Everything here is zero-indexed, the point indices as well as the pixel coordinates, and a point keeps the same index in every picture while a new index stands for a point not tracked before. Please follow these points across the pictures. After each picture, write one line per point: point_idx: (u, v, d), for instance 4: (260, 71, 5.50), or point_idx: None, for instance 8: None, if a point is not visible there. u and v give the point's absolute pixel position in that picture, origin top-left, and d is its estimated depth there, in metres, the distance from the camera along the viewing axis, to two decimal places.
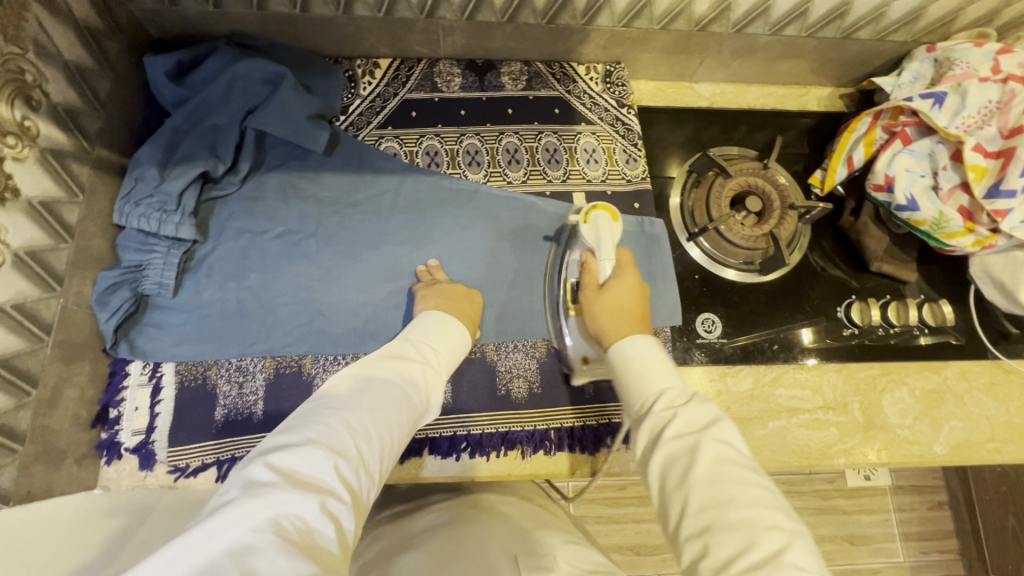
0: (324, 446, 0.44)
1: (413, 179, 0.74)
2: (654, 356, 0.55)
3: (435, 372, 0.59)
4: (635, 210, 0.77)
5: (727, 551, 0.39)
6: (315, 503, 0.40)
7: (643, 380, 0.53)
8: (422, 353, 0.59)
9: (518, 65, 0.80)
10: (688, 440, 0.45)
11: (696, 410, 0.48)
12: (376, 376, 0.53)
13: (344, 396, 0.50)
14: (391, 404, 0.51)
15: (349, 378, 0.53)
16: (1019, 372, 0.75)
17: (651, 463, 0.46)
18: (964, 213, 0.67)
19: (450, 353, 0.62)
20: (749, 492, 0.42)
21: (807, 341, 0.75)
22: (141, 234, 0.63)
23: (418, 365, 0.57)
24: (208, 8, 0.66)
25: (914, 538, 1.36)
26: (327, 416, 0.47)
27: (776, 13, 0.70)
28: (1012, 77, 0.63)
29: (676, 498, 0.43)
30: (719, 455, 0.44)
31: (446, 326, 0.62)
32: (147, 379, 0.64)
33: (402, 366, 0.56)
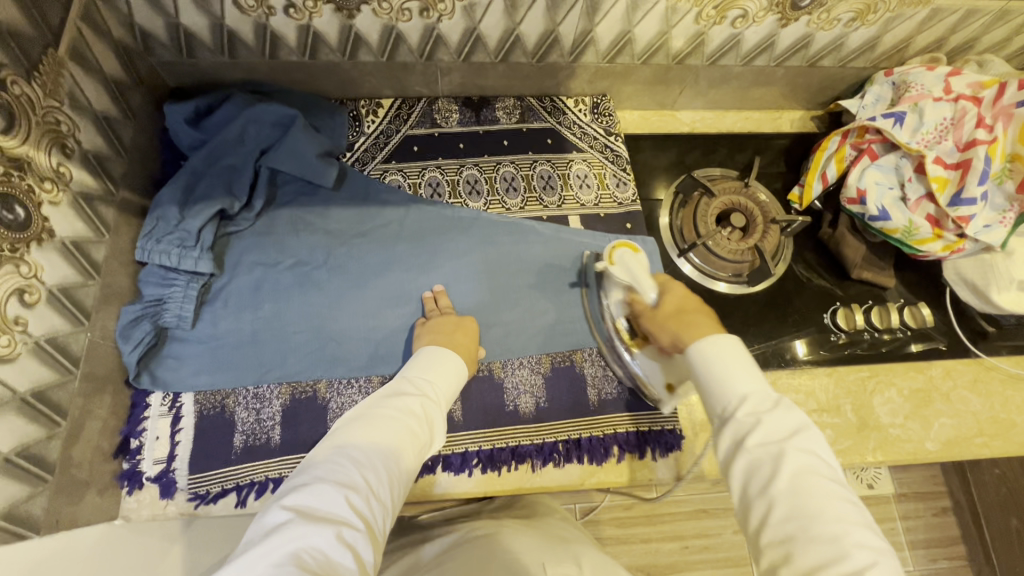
0: (334, 483, 0.48)
1: (417, 210, 0.78)
2: (733, 351, 0.54)
3: (437, 402, 0.61)
4: (627, 229, 0.81)
5: (813, 561, 0.42)
6: (331, 534, 0.44)
7: (723, 381, 0.53)
8: (419, 386, 0.62)
9: (512, 100, 0.85)
10: (773, 447, 0.48)
11: (782, 417, 0.49)
12: (378, 413, 0.56)
13: (350, 435, 0.54)
14: (395, 437, 0.54)
15: (353, 419, 0.56)
16: (999, 369, 0.79)
17: (734, 465, 0.48)
18: (932, 221, 0.73)
19: (450, 381, 0.64)
20: (836, 508, 0.44)
21: (801, 353, 0.78)
22: (162, 269, 0.67)
23: (419, 397, 0.60)
24: (224, 58, 0.72)
25: (922, 545, 1.37)
26: (334, 456, 0.51)
27: (745, 46, 0.77)
28: (963, 96, 0.69)
29: (758, 505, 0.46)
30: (802, 466, 0.46)
31: (442, 358, 0.64)
32: (167, 409, 0.66)
33: (402, 400, 0.59)
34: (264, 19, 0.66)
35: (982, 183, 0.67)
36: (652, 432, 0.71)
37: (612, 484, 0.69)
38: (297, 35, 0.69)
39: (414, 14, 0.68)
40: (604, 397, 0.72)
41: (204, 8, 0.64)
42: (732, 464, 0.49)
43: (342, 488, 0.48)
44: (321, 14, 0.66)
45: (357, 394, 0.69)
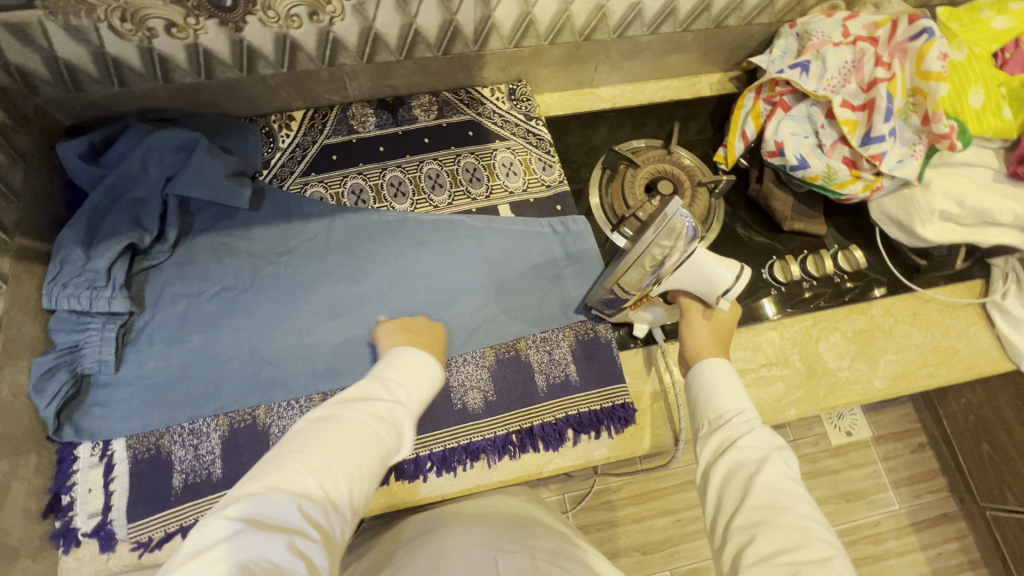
0: (288, 490, 0.44)
1: (342, 219, 0.76)
2: (731, 374, 0.58)
3: (411, 407, 0.57)
4: (557, 211, 0.81)
5: (774, 546, 0.44)
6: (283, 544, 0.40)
7: (718, 397, 0.56)
8: (389, 387, 0.57)
9: (427, 97, 0.84)
10: (759, 451, 0.50)
11: (771, 430, 0.53)
12: (343, 414, 0.51)
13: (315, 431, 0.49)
14: (359, 441, 0.49)
15: (315, 419, 0.51)
16: (936, 299, 0.80)
17: (718, 465, 0.51)
18: (849, 162, 0.74)
19: (429, 385, 0.60)
20: (806, 507, 0.47)
21: (772, 313, 0.78)
22: (73, 314, 0.64)
23: (391, 399, 0.55)
24: (114, 88, 0.69)
25: (905, 483, 1.39)
26: (292, 458, 0.46)
27: (648, 14, 0.77)
28: (859, 39, 0.72)
29: (734, 494, 0.49)
30: (782, 470, 0.49)
31: (415, 358, 0.61)
32: (97, 459, 0.63)
33: (373, 401, 0.54)
34: (147, 42, 0.64)
35: (888, 120, 0.69)
36: (605, 408, 0.70)
37: (570, 468, 0.69)
38: (187, 55, 0.67)
39: (304, 20, 0.66)
40: (552, 382, 0.71)
41: (81, 39, 0.61)
42: (715, 464, 0.52)
43: (299, 493, 0.44)
44: (206, 29, 0.64)
45: (299, 415, 0.67)
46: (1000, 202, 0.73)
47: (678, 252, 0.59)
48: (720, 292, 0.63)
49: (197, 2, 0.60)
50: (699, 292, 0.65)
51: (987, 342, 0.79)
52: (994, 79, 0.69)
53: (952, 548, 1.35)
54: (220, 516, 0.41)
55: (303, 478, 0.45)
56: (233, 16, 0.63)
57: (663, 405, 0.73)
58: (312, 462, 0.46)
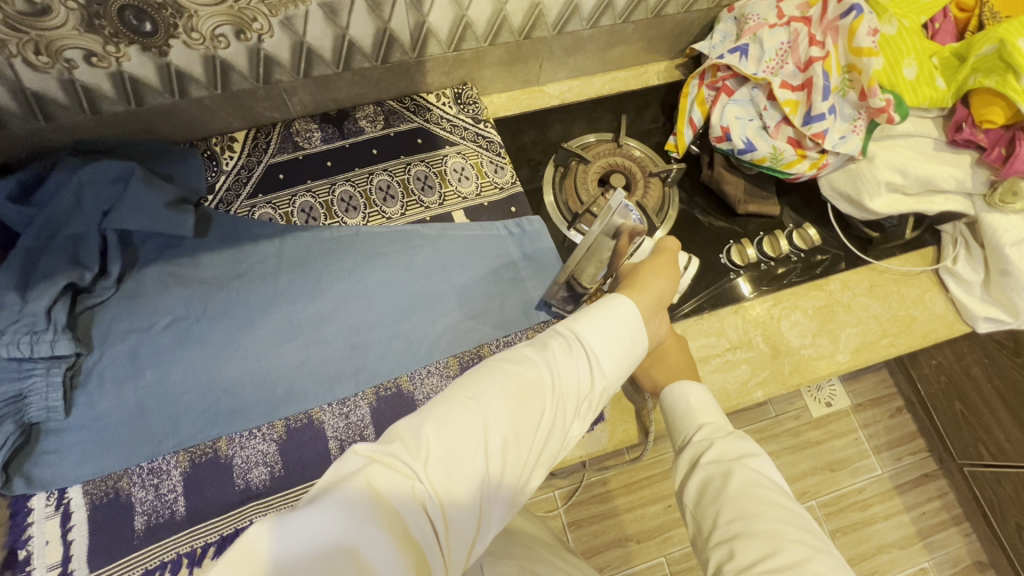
0: (445, 446, 0.40)
1: (293, 238, 0.75)
2: (694, 388, 0.60)
3: (575, 364, 0.49)
4: (512, 213, 0.80)
5: (751, 556, 0.43)
6: (408, 504, 0.37)
7: (688, 414, 0.59)
8: (578, 361, 0.49)
9: (372, 107, 0.83)
10: (724, 464, 0.51)
11: (737, 441, 0.53)
12: (493, 365, 0.47)
13: (497, 392, 0.44)
14: (504, 395, 0.44)
15: (500, 372, 0.46)
16: (891, 270, 0.82)
17: (691, 484, 0.52)
18: (794, 142, 0.75)
19: (599, 340, 0.51)
20: (779, 510, 0.46)
21: (749, 292, 0.79)
22: (14, 362, 0.61)
23: (548, 353, 0.49)
24: (40, 123, 0.67)
25: (885, 448, 1.42)
26: (437, 407, 0.43)
27: (585, 9, 0.77)
28: (794, 19, 0.72)
29: (709, 510, 0.49)
30: (750, 479, 0.49)
31: (615, 336, 0.52)
32: (53, 509, 0.60)
33: (556, 381, 0.47)
34: (67, 74, 0.62)
35: (826, 98, 0.70)
36: None
37: None
38: (113, 84, 0.65)
39: (231, 39, 0.64)
40: None
41: None
42: (689, 486, 0.53)
43: (433, 442, 0.40)
44: (128, 56, 0.62)
45: (262, 444, 0.65)
46: (942, 170, 0.75)
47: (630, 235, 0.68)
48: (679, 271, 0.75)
49: (114, 30, 0.58)
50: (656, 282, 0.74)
51: (943, 307, 0.80)
52: (926, 50, 0.72)
53: (935, 506, 1.38)
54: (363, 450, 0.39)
55: (450, 434, 0.41)
56: (156, 40, 0.61)
57: (630, 399, 0.73)
58: (463, 419, 0.42)
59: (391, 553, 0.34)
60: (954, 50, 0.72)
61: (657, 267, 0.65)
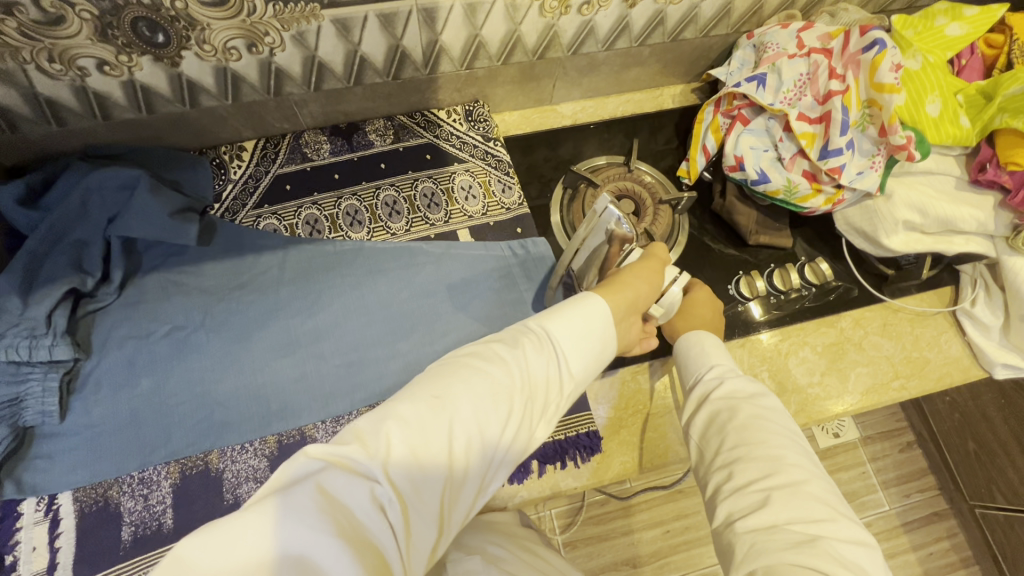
0: (405, 445, 0.38)
1: (296, 251, 0.75)
2: (709, 336, 0.60)
3: (545, 363, 0.47)
4: (518, 234, 0.79)
5: (749, 476, 0.45)
6: (365, 506, 0.35)
7: (701, 356, 0.58)
8: (550, 362, 0.48)
9: (382, 121, 0.83)
10: (732, 402, 0.51)
11: (746, 381, 0.53)
12: (457, 362, 0.45)
13: (464, 388, 0.42)
14: (470, 393, 0.42)
15: (468, 369, 0.44)
16: (906, 309, 0.79)
17: (698, 414, 0.52)
18: (809, 176, 0.73)
19: (567, 339, 0.49)
20: (782, 438, 0.47)
21: (758, 314, 0.78)
22: (12, 365, 0.62)
23: (518, 350, 0.47)
24: (53, 128, 0.68)
25: (894, 483, 1.38)
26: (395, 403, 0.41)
27: (601, 31, 0.76)
28: (813, 50, 0.71)
29: (713, 439, 0.49)
30: (757, 413, 0.49)
31: (587, 338, 0.50)
32: (42, 515, 0.60)
33: (528, 380, 0.45)
34: (80, 81, 0.62)
35: (844, 133, 0.68)
36: (570, 437, 0.69)
37: (536, 499, 0.67)
38: (124, 93, 0.65)
39: (243, 52, 0.64)
40: None
41: (8, 81, 0.60)
42: (696, 420, 0.52)
43: (394, 441, 0.38)
44: (141, 66, 0.62)
45: (254, 459, 0.65)
46: (962, 211, 0.72)
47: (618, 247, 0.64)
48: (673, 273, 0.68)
49: (128, 40, 0.59)
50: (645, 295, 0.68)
51: (958, 350, 0.78)
52: (950, 86, 0.70)
53: (943, 547, 1.34)
54: (318, 452, 0.37)
55: (413, 432, 0.39)
56: (168, 51, 0.61)
57: (628, 431, 0.71)
58: (426, 417, 0.39)
59: (345, 560, 0.32)
60: (980, 89, 0.70)
61: (638, 271, 0.61)
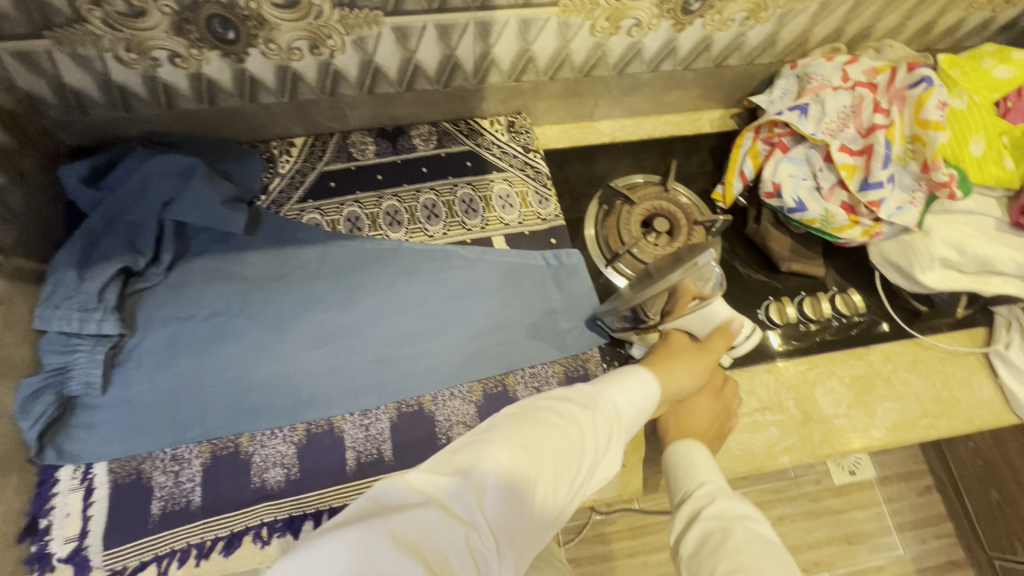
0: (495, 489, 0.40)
1: (336, 246, 0.77)
2: (700, 448, 0.59)
3: (610, 424, 0.50)
4: (551, 245, 0.80)
5: None
6: (458, 548, 0.37)
7: (691, 470, 0.57)
8: (612, 424, 0.51)
9: (427, 127, 0.85)
10: (722, 522, 0.50)
11: (737, 503, 0.52)
12: (541, 411, 0.48)
13: (547, 441, 0.45)
14: (551, 447, 0.45)
15: (550, 420, 0.47)
16: (937, 347, 0.79)
17: (689, 536, 0.51)
18: (847, 207, 0.73)
19: (627, 405, 0.53)
20: (775, 567, 0.45)
21: (776, 345, 0.77)
22: (63, 335, 0.65)
23: (589, 409, 0.50)
24: (119, 113, 0.71)
25: (909, 527, 1.34)
26: (487, 445, 0.43)
27: (648, 53, 0.78)
28: (859, 84, 0.72)
29: (705, 563, 0.47)
30: (748, 539, 0.47)
31: (641, 404, 0.54)
32: (78, 482, 0.62)
33: (594, 440, 0.48)
34: (151, 71, 0.66)
35: (886, 166, 0.69)
36: None
37: None
38: (190, 84, 0.69)
39: (305, 53, 0.67)
40: None
41: (85, 66, 0.63)
42: (687, 540, 0.51)
43: (486, 483, 0.40)
44: (209, 60, 0.66)
45: (281, 445, 0.66)
46: (1001, 252, 0.72)
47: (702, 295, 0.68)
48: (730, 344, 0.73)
49: (201, 35, 0.62)
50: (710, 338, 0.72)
51: (990, 393, 0.77)
52: (996, 127, 0.70)
53: None
54: (411, 483, 0.40)
55: (501, 477, 0.41)
56: (236, 48, 0.65)
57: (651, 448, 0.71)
58: (514, 464, 0.42)
59: None
60: None
61: (685, 358, 0.65)
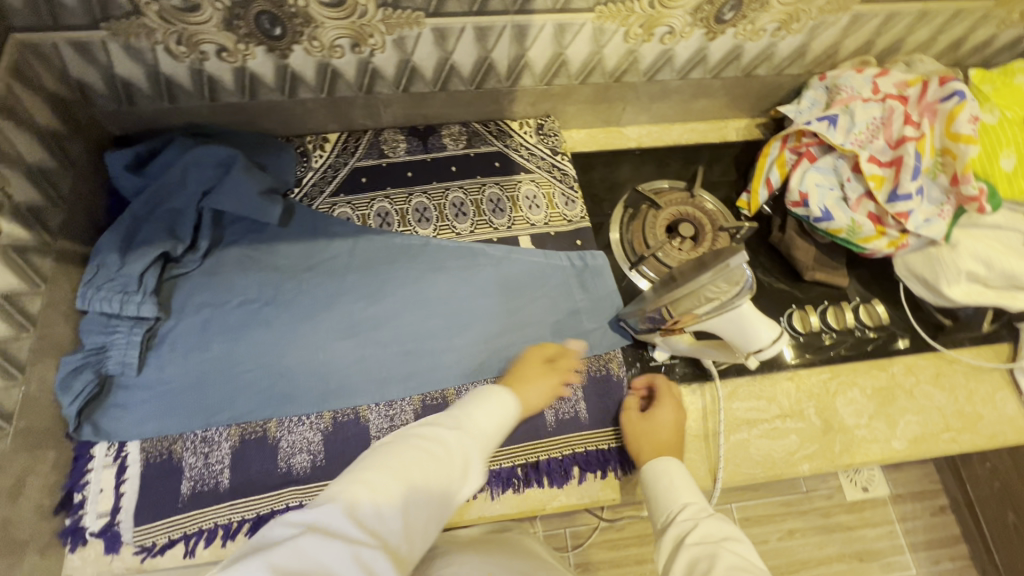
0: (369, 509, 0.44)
1: (366, 240, 0.78)
2: (677, 468, 0.62)
3: (478, 435, 0.55)
4: (577, 246, 0.81)
5: None
6: (342, 561, 0.40)
7: (671, 492, 0.60)
8: (476, 435, 0.55)
9: (457, 127, 0.87)
10: (706, 548, 0.51)
11: (719, 523, 0.54)
12: (396, 443, 0.51)
13: (416, 460, 0.50)
14: (419, 468, 0.49)
15: (417, 445, 0.51)
16: (961, 361, 0.78)
17: (676, 560, 0.52)
18: (874, 218, 0.74)
19: (488, 418, 0.58)
20: None
21: (790, 358, 0.77)
22: (104, 316, 0.67)
23: (453, 429, 0.54)
24: (163, 104, 0.73)
25: (923, 547, 1.32)
26: (344, 481, 0.47)
27: (678, 61, 0.79)
28: (889, 96, 0.72)
29: None
30: (734, 561, 0.49)
31: (505, 411, 0.59)
32: (111, 459, 0.64)
33: (462, 452, 0.53)
34: (198, 64, 0.68)
35: (915, 178, 0.69)
36: (611, 450, 0.70)
37: (574, 505, 0.69)
38: (234, 78, 0.71)
39: (346, 50, 0.69)
40: (565, 418, 0.70)
41: (137, 58, 0.66)
42: (674, 565, 0.52)
43: (361, 507, 0.44)
44: (254, 55, 0.68)
45: (309, 432, 0.68)
46: None
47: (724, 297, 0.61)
48: (753, 349, 0.65)
49: (249, 31, 0.64)
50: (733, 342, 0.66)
51: (1013, 410, 0.76)
52: None
53: None
54: (289, 521, 0.43)
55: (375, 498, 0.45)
56: (281, 44, 0.67)
57: None
58: (384, 484, 0.46)
59: None
60: None
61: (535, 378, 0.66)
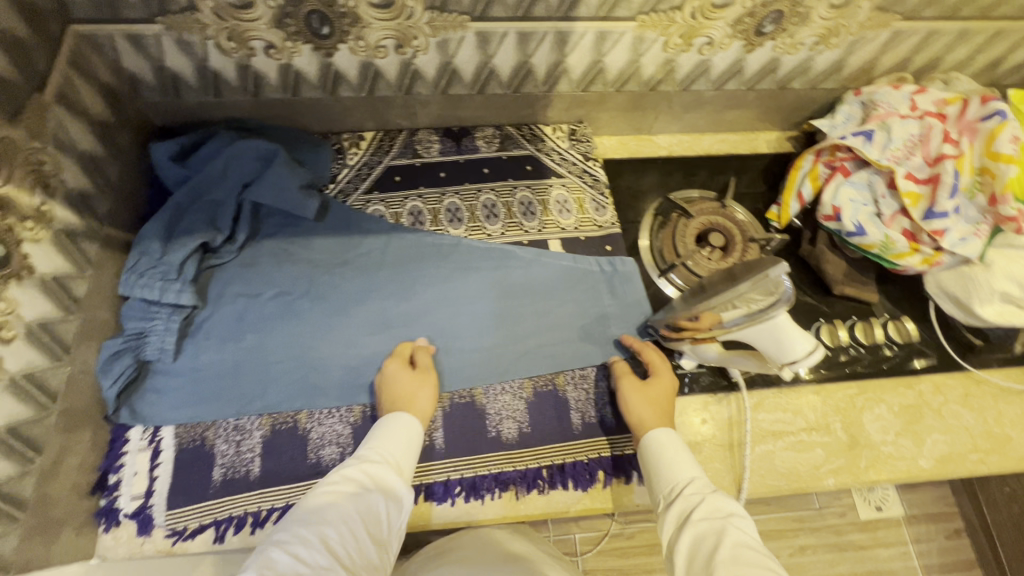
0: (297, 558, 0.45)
1: (398, 238, 0.79)
2: (673, 438, 0.61)
3: (385, 463, 0.57)
4: (606, 252, 0.82)
5: None
6: None
7: (671, 467, 0.58)
8: (385, 463, 0.57)
9: (490, 130, 0.88)
10: (715, 523, 0.51)
11: (722, 498, 0.54)
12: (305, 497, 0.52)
13: (329, 503, 0.51)
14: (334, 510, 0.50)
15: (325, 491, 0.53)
16: (990, 382, 0.78)
17: (680, 540, 0.51)
18: (908, 234, 0.74)
19: (393, 446, 0.59)
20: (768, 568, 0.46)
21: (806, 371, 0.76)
22: (144, 303, 0.68)
23: (359, 466, 0.56)
24: (208, 98, 0.75)
25: (936, 570, 1.30)
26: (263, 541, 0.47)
27: (714, 71, 0.80)
28: (928, 114, 0.72)
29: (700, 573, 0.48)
30: (739, 541, 0.49)
31: (410, 436, 0.61)
32: (146, 443, 0.65)
33: (375, 483, 0.55)
34: (246, 60, 0.69)
35: (952, 196, 0.69)
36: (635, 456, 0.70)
37: (594, 511, 0.68)
38: (278, 74, 0.72)
39: (390, 51, 0.71)
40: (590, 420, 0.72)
41: (188, 52, 0.67)
42: (679, 543, 0.51)
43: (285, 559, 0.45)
44: (301, 53, 0.69)
45: (338, 424, 0.69)
46: None
47: (761, 306, 0.61)
48: (787, 360, 0.64)
49: (298, 28, 0.65)
50: (766, 352, 0.65)
51: None
52: None
53: None
54: None
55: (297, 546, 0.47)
56: (327, 43, 0.68)
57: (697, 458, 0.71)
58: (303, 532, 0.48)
59: None
60: None
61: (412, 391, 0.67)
